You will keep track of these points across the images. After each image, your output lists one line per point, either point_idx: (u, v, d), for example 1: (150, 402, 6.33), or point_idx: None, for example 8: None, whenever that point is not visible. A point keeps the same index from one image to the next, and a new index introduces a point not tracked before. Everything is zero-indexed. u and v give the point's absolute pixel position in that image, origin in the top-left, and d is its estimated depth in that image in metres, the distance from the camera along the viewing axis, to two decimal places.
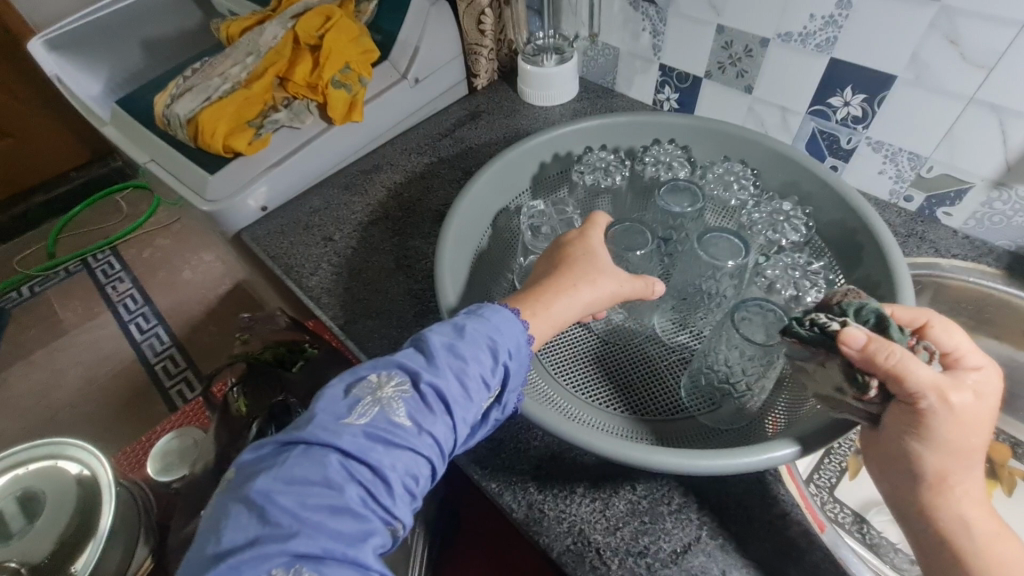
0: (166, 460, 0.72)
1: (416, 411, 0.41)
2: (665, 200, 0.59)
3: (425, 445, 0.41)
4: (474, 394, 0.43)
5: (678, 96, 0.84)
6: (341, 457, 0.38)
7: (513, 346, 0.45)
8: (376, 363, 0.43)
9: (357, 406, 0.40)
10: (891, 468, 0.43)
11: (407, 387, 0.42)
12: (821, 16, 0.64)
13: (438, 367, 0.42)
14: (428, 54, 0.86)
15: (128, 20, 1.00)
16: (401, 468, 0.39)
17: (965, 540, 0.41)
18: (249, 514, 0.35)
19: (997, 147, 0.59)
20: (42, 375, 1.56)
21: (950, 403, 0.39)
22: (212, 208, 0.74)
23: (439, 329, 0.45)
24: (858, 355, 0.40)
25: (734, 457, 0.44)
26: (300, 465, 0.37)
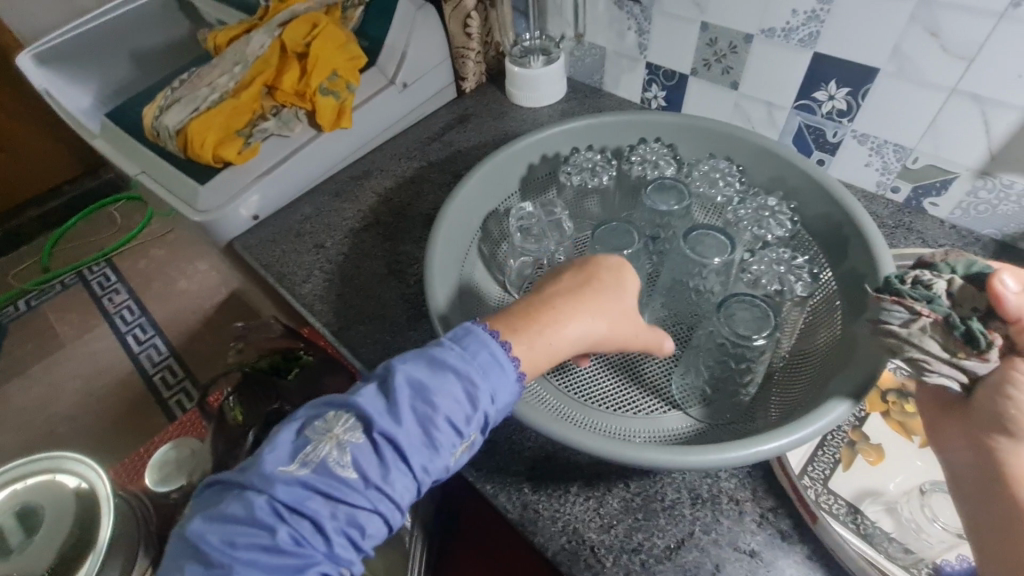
0: (164, 471, 0.73)
1: (365, 460, 0.40)
2: (652, 199, 0.59)
3: (372, 495, 0.39)
4: (431, 445, 0.41)
5: (665, 93, 0.84)
6: (277, 503, 0.38)
7: (481, 393, 0.42)
8: (337, 400, 0.42)
9: (303, 449, 0.40)
10: (992, 428, 0.45)
11: (359, 431, 0.40)
12: (804, 11, 0.64)
13: (394, 413, 0.40)
14: (416, 59, 0.86)
15: (115, 32, 1.00)
16: (344, 516, 0.38)
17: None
18: (188, 550, 0.38)
19: (980, 137, 0.60)
20: (41, 389, 1.56)
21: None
22: (203, 219, 0.74)
23: (408, 367, 0.42)
24: (1009, 301, 0.44)
25: (677, 461, 0.44)
26: (234, 506, 0.38)
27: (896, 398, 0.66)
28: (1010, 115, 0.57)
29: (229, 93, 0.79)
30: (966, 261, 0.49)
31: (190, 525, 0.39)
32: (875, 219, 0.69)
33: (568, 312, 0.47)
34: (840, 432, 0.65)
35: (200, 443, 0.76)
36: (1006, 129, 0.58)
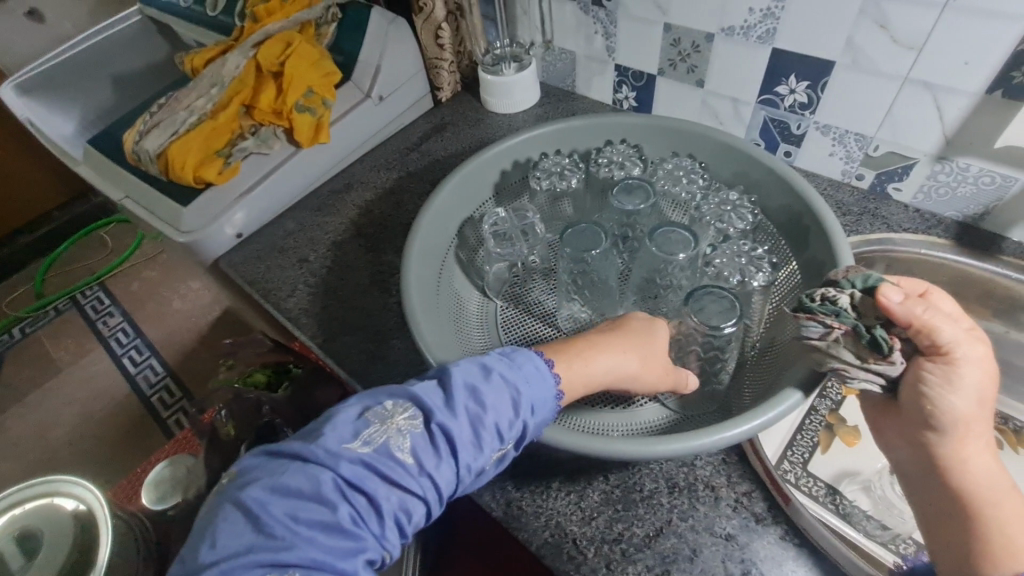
0: (161, 489, 0.74)
1: (422, 449, 0.41)
2: (619, 200, 0.61)
3: (424, 485, 0.41)
4: (483, 444, 0.43)
5: (636, 94, 0.86)
6: (340, 479, 0.39)
7: (534, 399, 0.45)
8: (395, 390, 0.44)
9: (365, 431, 0.41)
10: (920, 425, 0.46)
11: (418, 422, 0.42)
12: (760, 9, 0.66)
13: (453, 407, 0.43)
14: (390, 73, 0.87)
15: (94, 59, 1.01)
16: (396, 501, 0.40)
17: (986, 492, 0.43)
18: (243, 518, 0.37)
19: (934, 123, 0.62)
20: (39, 416, 1.56)
21: (970, 352, 0.43)
22: (188, 240, 0.75)
23: (465, 368, 0.45)
24: (896, 312, 0.45)
25: (694, 441, 0.46)
26: (298, 477, 0.38)
27: None
28: (961, 100, 0.59)
29: (207, 115, 0.80)
30: (863, 274, 0.49)
31: (247, 492, 0.38)
32: (841, 208, 0.71)
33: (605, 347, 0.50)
34: (817, 415, 0.67)
35: (195, 459, 0.77)
36: (958, 114, 0.60)
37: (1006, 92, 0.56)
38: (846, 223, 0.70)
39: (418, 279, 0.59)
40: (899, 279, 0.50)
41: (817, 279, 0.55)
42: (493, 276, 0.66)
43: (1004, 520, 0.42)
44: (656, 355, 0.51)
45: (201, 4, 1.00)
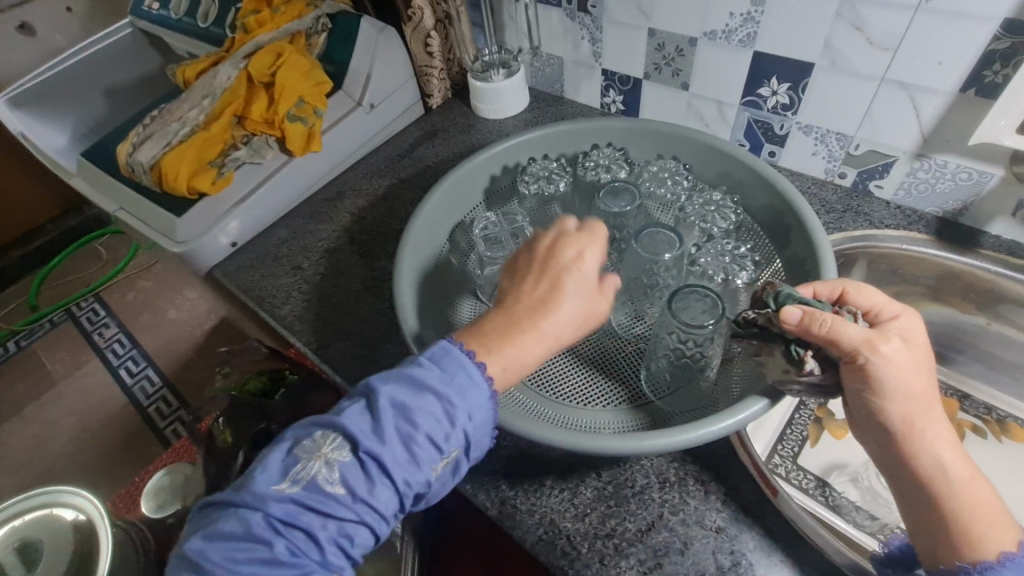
0: (161, 497, 0.75)
1: (354, 476, 0.40)
2: (605, 202, 0.62)
3: (361, 510, 0.40)
4: (418, 463, 0.41)
5: (623, 97, 0.87)
6: (271, 519, 0.39)
7: (467, 412, 0.42)
8: (325, 419, 0.43)
9: (292, 468, 0.40)
10: (869, 425, 0.44)
11: (346, 450, 0.41)
12: (741, 14, 0.67)
13: (380, 432, 0.41)
14: (379, 81, 0.89)
15: (87, 71, 1.02)
16: (335, 529, 0.40)
17: (944, 485, 0.41)
18: (190, 566, 0.39)
19: (911, 121, 0.63)
20: (35, 428, 1.56)
21: (881, 352, 0.41)
22: (182, 249, 0.76)
23: (391, 387, 0.42)
24: (799, 331, 0.44)
25: (663, 440, 0.47)
26: (232, 523, 0.39)
27: None
28: (936, 99, 0.60)
29: (199, 126, 0.81)
30: (776, 289, 0.49)
31: (193, 542, 0.40)
32: (825, 206, 0.73)
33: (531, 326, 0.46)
34: (806, 409, 0.69)
35: (193, 467, 0.78)
36: (934, 112, 0.61)
37: (979, 90, 0.57)
38: (830, 221, 0.71)
39: (411, 280, 0.60)
40: (815, 285, 0.50)
41: (800, 275, 0.56)
42: (484, 280, 0.67)
43: (965, 510, 0.40)
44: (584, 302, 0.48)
45: (193, 16, 1.01)
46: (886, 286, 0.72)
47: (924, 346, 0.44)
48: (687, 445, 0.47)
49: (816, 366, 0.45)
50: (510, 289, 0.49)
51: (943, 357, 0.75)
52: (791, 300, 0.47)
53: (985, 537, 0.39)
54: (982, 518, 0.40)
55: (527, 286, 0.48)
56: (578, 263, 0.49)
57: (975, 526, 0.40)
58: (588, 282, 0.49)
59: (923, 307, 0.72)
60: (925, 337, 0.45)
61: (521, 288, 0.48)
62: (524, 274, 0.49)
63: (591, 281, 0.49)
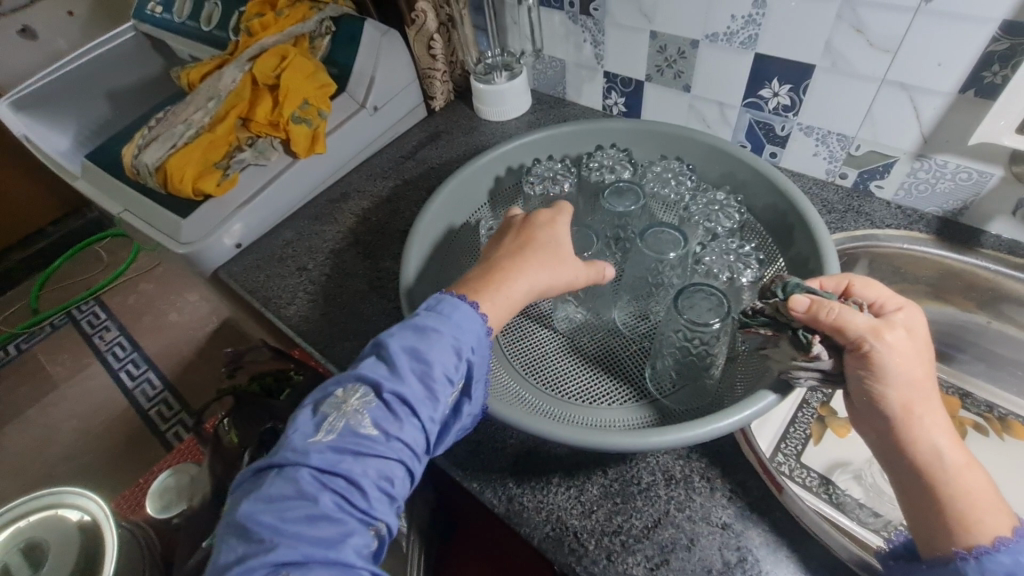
0: (166, 498, 0.75)
1: (383, 417, 0.42)
2: (610, 202, 0.62)
3: (396, 449, 0.41)
4: (437, 395, 0.43)
5: (625, 99, 0.88)
6: (313, 471, 0.39)
7: (473, 341, 0.45)
8: (343, 377, 0.44)
9: (324, 422, 0.41)
10: (869, 411, 0.44)
11: (371, 396, 0.42)
12: (742, 16, 0.68)
13: (399, 374, 0.42)
14: (383, 83, 0.89)
15: (90, 74, 1.03)
16: (375, 473, 0.40)
17: (939, 472, 0.42)
18: (237, 536, 0.38)
19: (911, 122, 0.64)
20: (36, 432, 1.56)
21: (885, 340, 0.42)
22: (187, 251, 0.76)
23: (399, 334, 0.44)
24: (806, 318, 0.45)
25: (666, 436, 0.47)
26: (278, 484, 0.39)
27: None
28: (936, 100, 0.61)
29: (205, 128, 0.82)
30: (784, 280, 0.50)
31: (239, 512, 0.39)
32: (827, 206, 0.73)
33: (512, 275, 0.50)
34: (809, 408, 0.69)
35: (198, 468, 0.78)
36: (934, 113, 0.62)
37: (979, 91, 0.58)
38: (831, 220, 0.72)
39: (417, 281, 0.60)
40: (822, 278, 0.51)
41: (804, 274, 0.57)
42: None
43: (959, 497, 0.41)
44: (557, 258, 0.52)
45: (196, 19, 1.02)
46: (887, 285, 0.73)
47: (925, 337, 0.45)
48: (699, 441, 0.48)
49: (823, 351, 0.45)
50: (491, 249, 0.54)
51: (944, 356, 0.75)
52: (799, 290, 0.48)
53: (978, 522, 0.40)
54: (977, 505, 0.40)
55: (507, 243, 0.53)
56: (551, 224, 0.54)
57: (967, 511, 0.40)
58: (561, 239, 0.54)
59: (924, 306, 0.72)
60: (927, 329, 0.45)
61: (502, 245, 0.53)
62: (503, 236, 0.55)
63: (565, 239, 0.54)
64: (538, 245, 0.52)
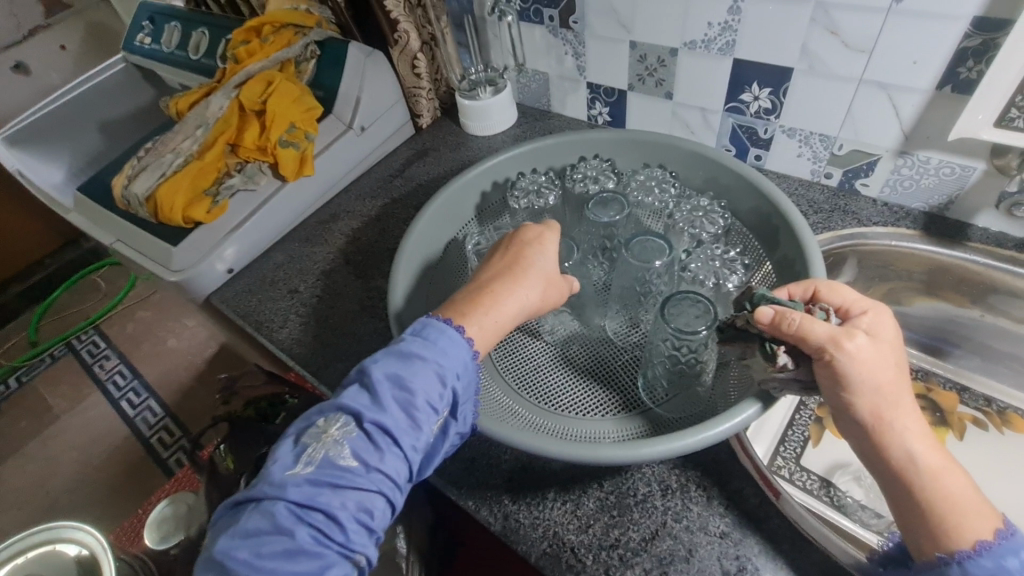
0: (163, 528, 0.74)
1: (363, 449, 0.41)
2: (594, 212, 0.62)
3: (377, 481, 0.41)
4: (420, 422, 0.43)
5: (609, 109, 0.89)
6: (290, 505, 0.39)
7: (457, 368, 0.45)
8: (325, 406, 0.43)
9: (304, 454, 0.41)
10: (843, 420, 0.44)
11: (353, 427, 0.42)
12: (718, 23, 0.69)
13: (380, 403, 0.42)
14: (369, 104, 0.90)
15: (81, 108, 1.04)
16: (355, 506, 0.40)
17: (915, 478, 0.41)
18: (215, 572, 0.38)
19: (892, 119, 0.64)
20: (38, 465, 1.55)
21: (847, 350, 0.42)
22: (180, 278, 0.77)
23: (382, 361, 0.44)
24: (771, 329, 0.45)
25: (645, 447, 0.47)
26: (253, 518, 0.38)
27: None
28: (914, 97, 0.62)
29: (193, 156, 0.82)
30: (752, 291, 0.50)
31: (216, 547, 0.39)
32: (813, 206, 0.74)
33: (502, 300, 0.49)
34: (807, 409, 0.69)
35: (195, 496, 0.77)
36: (913, 110, 0.62)
37: (955, 87, 0.58)
38: (818, 221, 0.72)
39: (405, 300, 0.61)
40: (789, 286, 0.50)
41: (791, 276, 0.57)
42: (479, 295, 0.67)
43: (937, 502, 0.40)
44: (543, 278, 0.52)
45: (184, 49, 1.03)
46: (878, 284, 0.73)
47: (891, 341, 0.44)
48: (662, 456, 0.47)
49: (790, 360, 0.46)
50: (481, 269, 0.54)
51: (938, 352, 0.75)
52: (764, 301, 0.48)
53: (959, 528, 0.39)
54: (957, 509, 0.40)
55: (494, 263, 0.53)
56: (540, 245, 0.54)
57: (949, 517, 0.39)
58: (549, 258, 0.54)
59: (919, 303, 0.72)
60: (896, 330, 0.45)
61: (491, 267, 0.53)
62: (493, 257, 0.54)
63: (552, 258, 0.54)
64: (525, 266, 0.52)
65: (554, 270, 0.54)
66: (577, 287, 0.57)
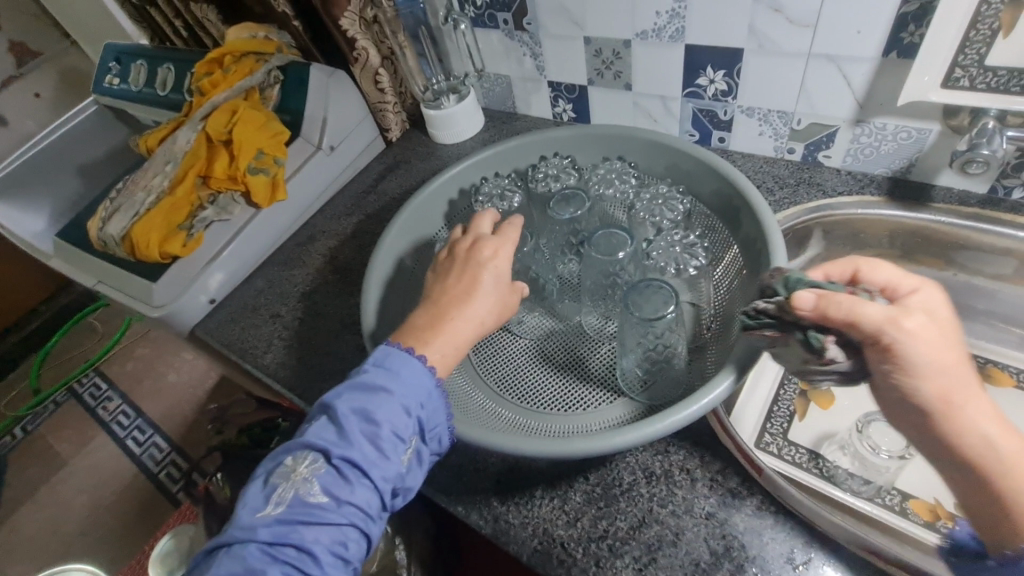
0: (168, 563, 0.75)
1: (332, 484, 0.42)
2: (556, 210, 0.63)
3: (348, 513, 0.41)
4: (388, 453, 0.43)
5: (572, 105, 0.90)
6: (262, 546, 0.39)
7: (420, 396, 0.46)
8: (292, 444, 0.44)
9: (274, 494, 0.41)
10: (907, 410, 0.43)
11: (321, 463, 0.42)
12: (666, 12, 0.70)
13: (347, 437, 0.43)
14: (335, 123, 0.91)
15: (55, 155, 1.05)
16: (327, 540, 0.40)
17: (994, 463, 0.41)
18: None
19: (844, 90, 0.65)
20: (49, 511, 1.55)
21: (906, 330, 0.40)
22: (162, 313, 0.78)
23: (346, 396, 0.45)
24: (815, 317, 0.43)
25: (618, 437, 0.47)
26: (226, 563, 0.39)
27: None
28: (863, 66, 0.62)
29: (165, 192, 0.83)
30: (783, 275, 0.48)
31: None
32: (778, 182, 0.74)
33: (454, 324, 0.50)
34: (792, 384, 0.69)
35: (195, 526, 0.78)
36: (864, 79, 0.63)
37: (900, 52, 0.58)
38: (784, 196, 0.73)
39: (379, 314, 0.61)
40: (827, 266, 0.50)
41: (753, 255, 0.57)
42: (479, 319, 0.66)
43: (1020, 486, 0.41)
44: (492, 294, 0.53)
45: (151, 86, 1.04)
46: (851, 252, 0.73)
47: (942, 317, 0.43)
48: (635, 444, 0.48)
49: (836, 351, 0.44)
50: (436, 285, 0.55)
51: None
52: (801, 285, 0.46)
53: None
54: None
55: (449, 282, 0.54)
56: (494, 262, 0.54)
57: None
58: (500, 273, 0.54)
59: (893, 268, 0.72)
60: (946, 303, 0.44)
61: (445, 286, 0.53)
62: (448, 273, 0.55)
63: (503, 272, 0.54)
64: (477, 284, 0.52)
65: (505, 283, 0.54)
66: (527, 292, 0.57)
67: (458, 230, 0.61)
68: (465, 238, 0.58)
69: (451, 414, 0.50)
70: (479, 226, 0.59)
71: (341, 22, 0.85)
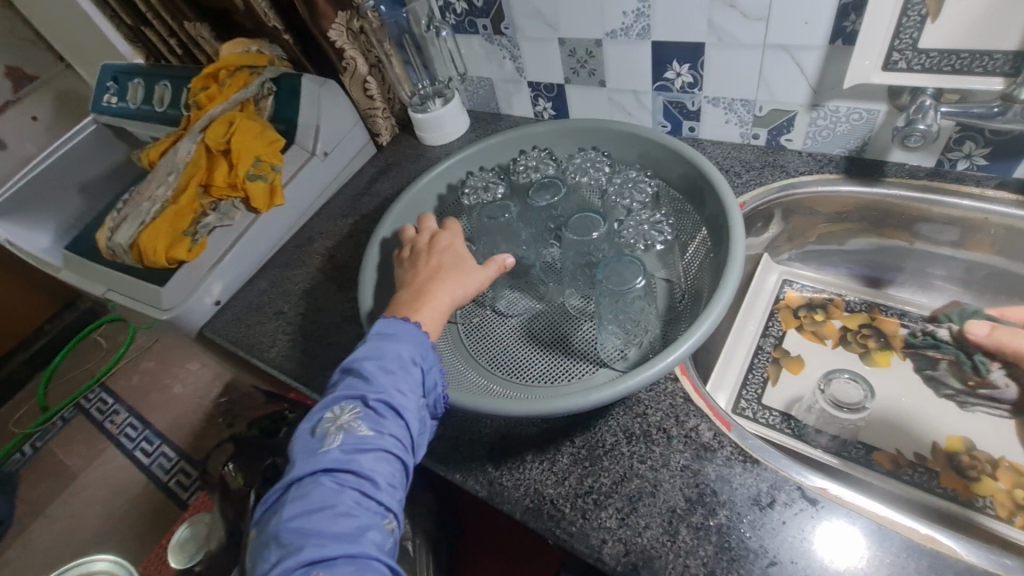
0: (183, 549, 0.80)
1: (374, 422, 0.46)
2: (533, 199, 0.69)
3: (391, 446, 0.46)
4: (412, 397, 0.48)
5: (552, 104, 0.95)
6: (329, 476, 0.43)
7: (425, 351, 0.51)
8: (327, 402, 0.48)
9: (325, 437, 0.45)
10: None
11: (359, 408, 0.47)
12: (631, 11, 0.75)
13: (378, 383, 0.47)
14: (328, 129, 0.95)
15: (57, 173, 1.09)
16: (380, 468, 0.45)
17: None
18: (274, 545, 0.42)
19: (798, 78, 0.70)
20: (63, 524, 1.58)
21: None
22: (171, 315, 0.82)
23: (365, 355, 0.49)
24: (985, 341, 0.68)
25: (609, 387, 0.52)
26: (299, 495, 0.43)
27: (806, 312, 0.79)
28: (814, 54, 0.66)
29: (169, 201, 0.88)
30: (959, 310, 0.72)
31: (270, 530, 0.43)
32: (745, 166, 0.80)
33: (434, 296, 0.55)
34: (763, 353, 0.77)
35: (210, 512, 0.83)
36: (815, 66, 0.67)
37: (845, 40, 0.63)
38: (751, 178, 0.78)
39: (376, 303, 0.66)
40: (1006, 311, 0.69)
41: (717, 230, 0.62)
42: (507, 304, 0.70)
43: None
44: (458, 266, 0.58)
45: (149, 103, 1.08)
46: (819, 225, 0.78)
47: None
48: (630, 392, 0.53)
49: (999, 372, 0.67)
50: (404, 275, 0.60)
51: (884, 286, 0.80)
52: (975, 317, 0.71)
53: None
54: None
55: (418, 268, 0.59)
56: (451, 246, 0.61)
57: None
58: (460, 253, 0.60)
59: (855, 242, 0.77)
60: None
61: (413, 274, 0.59)
62: (415, 264, 0.60)
63: (462, 253, 0.60)
64: (440, 264, 0.59)
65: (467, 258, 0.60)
66: (514, 260, 0.61)
67: (408, 231, 0.67)
68: (418, 236, 0.65)
69: (445, 376, 0.55)
70: (427, 225, 0.66)
71: (329, 33, 0.90)
